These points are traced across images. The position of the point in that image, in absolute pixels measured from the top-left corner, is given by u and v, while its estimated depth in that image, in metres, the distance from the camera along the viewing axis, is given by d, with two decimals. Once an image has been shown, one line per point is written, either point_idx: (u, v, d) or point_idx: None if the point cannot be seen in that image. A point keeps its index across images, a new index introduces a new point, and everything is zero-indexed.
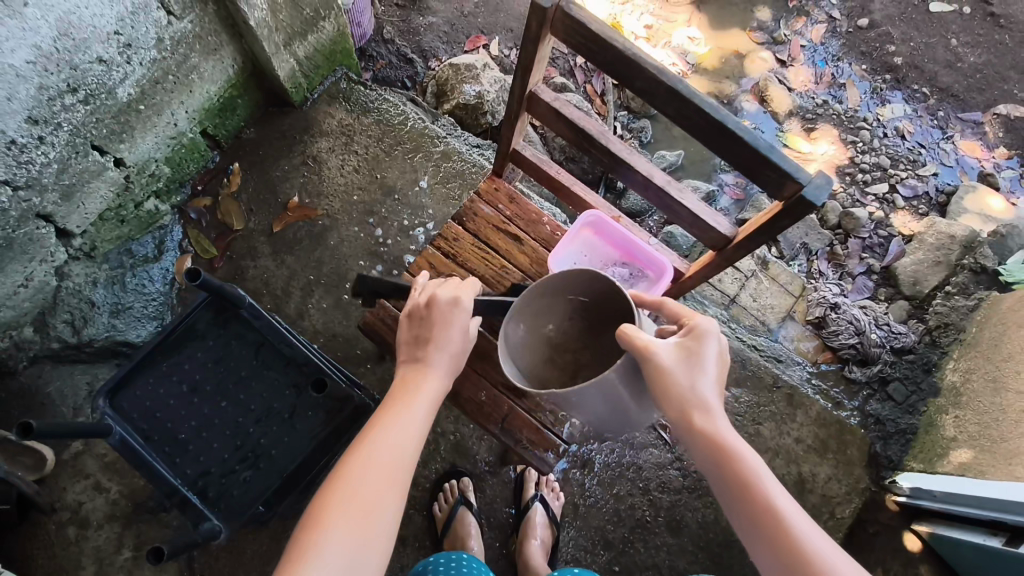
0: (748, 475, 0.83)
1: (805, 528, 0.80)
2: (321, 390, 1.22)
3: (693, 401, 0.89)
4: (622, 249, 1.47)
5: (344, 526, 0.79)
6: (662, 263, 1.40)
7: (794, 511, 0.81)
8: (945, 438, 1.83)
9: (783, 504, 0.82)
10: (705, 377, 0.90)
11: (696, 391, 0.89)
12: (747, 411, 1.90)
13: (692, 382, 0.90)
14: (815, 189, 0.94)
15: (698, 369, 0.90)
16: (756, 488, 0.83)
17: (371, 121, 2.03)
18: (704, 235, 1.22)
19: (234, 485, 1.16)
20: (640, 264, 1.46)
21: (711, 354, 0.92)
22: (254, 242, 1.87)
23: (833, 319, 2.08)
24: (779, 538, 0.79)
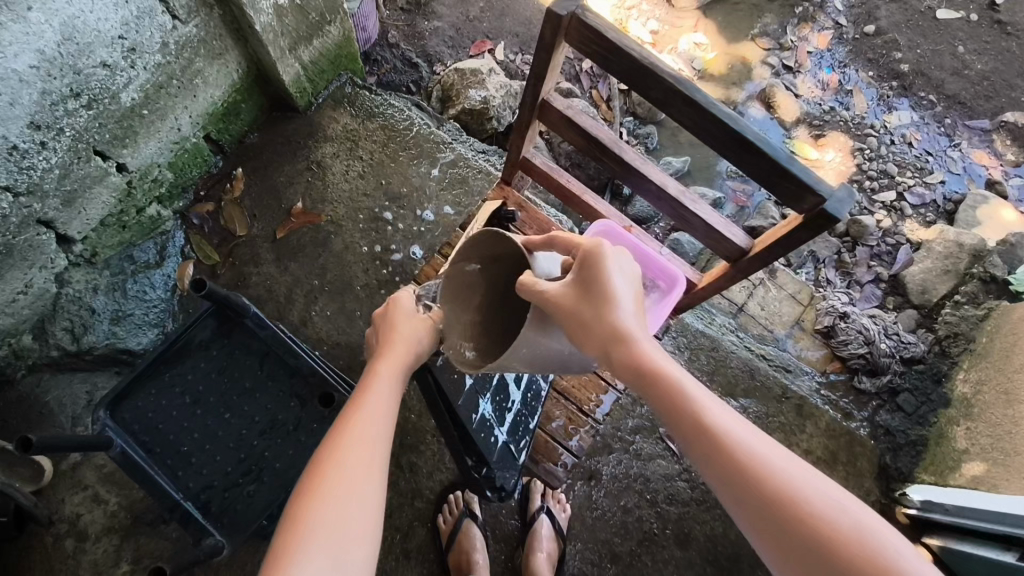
0: (672, 386, 0.80)
1: (738, 427, 0.76)
2: (327, 404, 1.19)
3: (607, 329, 0.87)
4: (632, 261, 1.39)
5: (331, 518, 0.71)
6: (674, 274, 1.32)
7: (725, 417, 0.77)
8: (956, 450, 1.81)
9: (711, 406, 0.78)
10: (615, 303, 0.88)
11: (608, 317, 0.88)
12: (757, 422, 1.87)
13: (600, 309, 0.89)
14: (836, 202, 0.93)
15: (602, 294, 0.89)
16: (684, 399, 0.79)
17: (376, 126, 2.01)
18: (718, 247, 1.20)
19: (238, 499, 1.13)
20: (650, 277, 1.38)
21: (615, 277, 0.91)
22: (257, 247, 1.84)
23: (842, 328, 2.03)
24: (711, 442, 0.75)
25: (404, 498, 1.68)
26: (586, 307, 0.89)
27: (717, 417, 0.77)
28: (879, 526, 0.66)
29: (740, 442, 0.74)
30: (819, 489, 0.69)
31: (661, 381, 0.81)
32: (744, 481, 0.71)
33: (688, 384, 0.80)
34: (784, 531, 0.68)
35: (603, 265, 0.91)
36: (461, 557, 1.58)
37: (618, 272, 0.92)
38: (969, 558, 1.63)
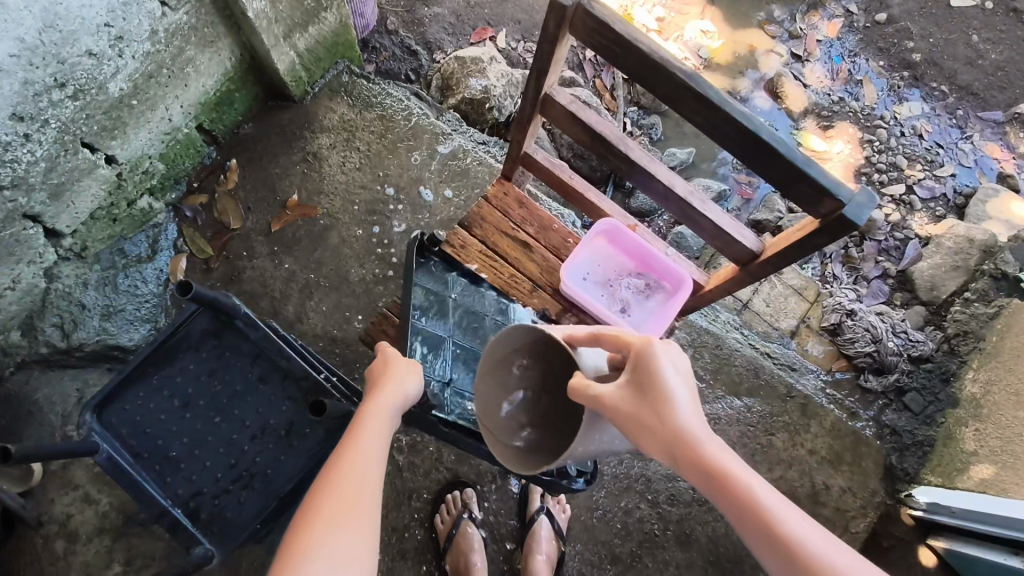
0: (758, 508, 0.70)
1: (839, 557, 0.66)
2: (319, 412, 1.13)
3: (671, 435, 0.77)
4: (635, 258, 1.49)
5: (326, 547, 0.69)
6: (677, 274, 1.42)
7: (810, 533, 0.69)
8: (964, 452, 1.77)
9: (799, 525, 0.69)
10: (677, 404, 0.79)
11: (671, 420, 0.78)
12: (760, 421, 1.84)
13: (661, 412, 0.79)
14: (856, 206, 0.88)
15: (660, 395, 0.80)
16: (771, 525, 0.69)
17: (373, 117, 1.95)
18: (728, 249, 1.15)
19: (228, 506, 1.10)
20: (654, 273, 1.48)
21: (673, 371, 0.82)
22: (252, 241, 1.80)
23: (849, 326, 2.00)
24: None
25: (401, 498, 1.65)
26: (645, 407, 0.80)
27: (812, 546, 0.67)
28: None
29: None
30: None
31: (743, 503, 0.71)
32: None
33: (775, 506, 0.70)
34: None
35: (658, 359, 0.82)
36: (460, 560, 1.56)
37: (674, 365, 0.83)
38: (974, 560, 1.59)
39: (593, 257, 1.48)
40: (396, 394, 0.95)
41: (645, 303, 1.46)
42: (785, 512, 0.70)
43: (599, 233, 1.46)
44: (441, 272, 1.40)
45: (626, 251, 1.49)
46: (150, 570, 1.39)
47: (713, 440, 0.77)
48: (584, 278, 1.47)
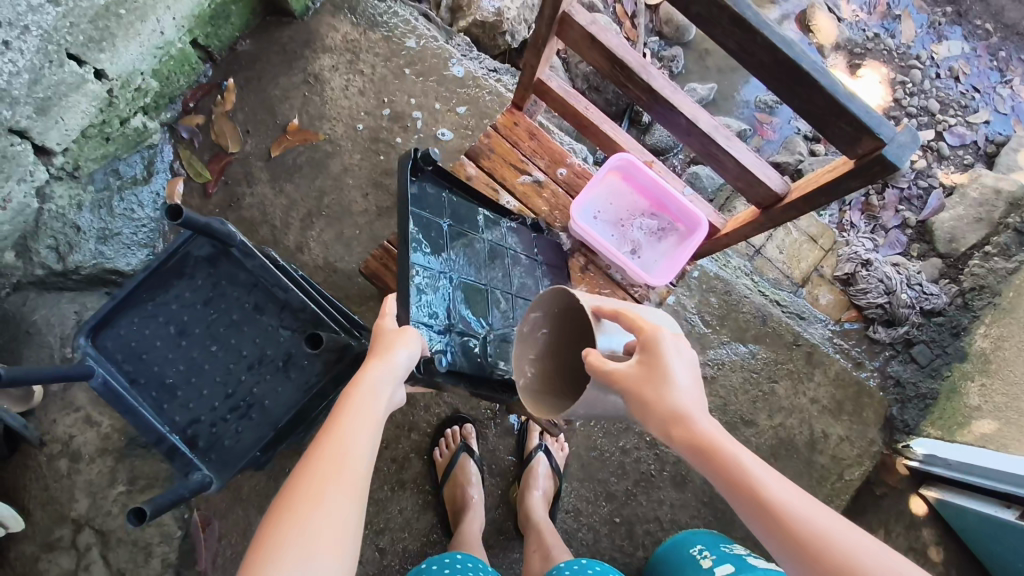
0: (742, 475, 0.76)
1: (817, 515, 0.73)
2: (315, 347, 1.11)
3: (668, 415, 0.81)
4: (650, 198, 1.41)
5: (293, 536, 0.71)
6: (696, 216, 1.34)
7: (796, 502, 0.74)
8: (967, 406, 1.76)
9: (788, 496, 0.75)
10: (675, 385, 0.82)
11: (670, 400, 0.81)
12: (764, 368, 1.82)
13: (660, 394, 0.82)
14: (898, 147, 0.82)
15: (664, 377, 0.83)
16: (752, 489, 0.76)
17: (378, 37, 1.84)
18: (750, 190, 1.09)
19: (226, 435, 1.10)
20: (670, 215, 1.41)
21: (676, 356, 0.84)
22: (251, 166, 1.74)
23: (863, 276, 1.95)
24: (785, 536, 0.72)
25: (400, 431, 1.66)
26: (647, 388, 0.83)
27: (794, 510, 0.73)
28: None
29: (821, 534, 0.71)
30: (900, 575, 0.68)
31: (730, 471, 0.77)
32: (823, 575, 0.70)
33: (759, 473, 0.76)
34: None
35: (664, 345, 0.84)
36: (456, 492, 1.58)
37: (678, 351, 0.86)
38: (964, 510, 1.61)
39: (605, 195, 1.41)
40: (384, 369, 0.89)
41: (656, 245, 1.40)
42: (770, 479, 0.76)
43: (613, 168, 1.38)
44: (435, 193, 1.16)
45: (641, 190, 1.42)
46: (153, 490, 1.42)
47: (707, 415, 0.82)
48: (595, 216, 1.41)
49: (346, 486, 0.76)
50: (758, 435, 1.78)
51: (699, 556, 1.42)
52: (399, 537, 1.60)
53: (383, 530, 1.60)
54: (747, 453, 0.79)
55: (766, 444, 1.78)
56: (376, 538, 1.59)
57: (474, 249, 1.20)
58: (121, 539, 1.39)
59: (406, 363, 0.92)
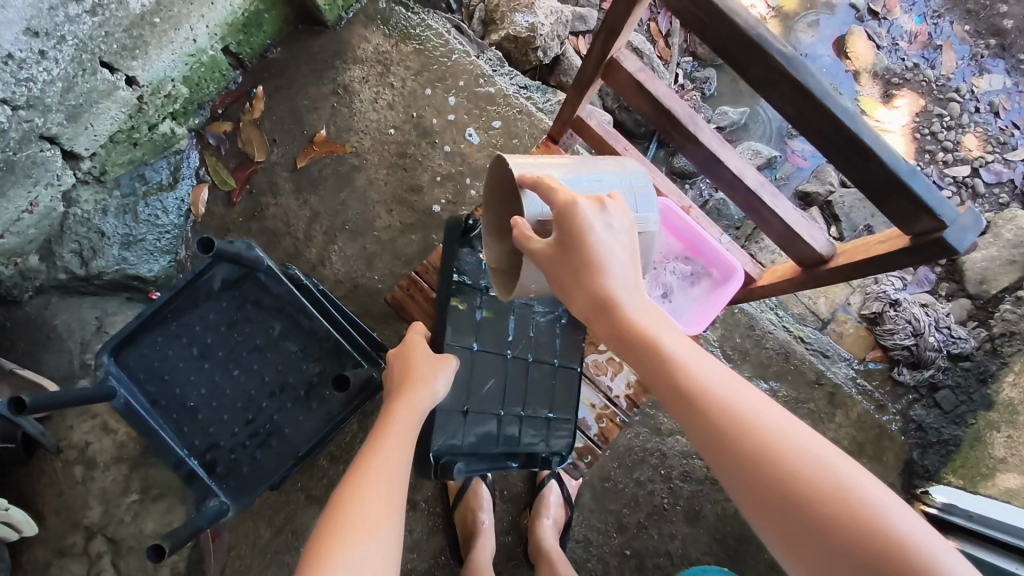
0: (657, 352, 0.80)
1: (735, 389, 0.77)
2: (342, 388, 1.05)
3: (587, 292, 0.86)
4: (684, 241, 1.34)
5: (350, 540, 0.75)
6: (731, 265, 1.29)
7: (697, 368, 0.79)
8: (992, 457, 1.72)
9: (687, 359, 0.79)
10: (597, 265, 0.85)
11: (592, 282, 0.85)
12: (784, 406, 1.79)
13: (579, 270, 0.86)
14: (959, 231, 0.78)
15: (583, 255, 0.85)
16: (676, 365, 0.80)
17: (410, 50, 1.82)
18: (793, 248, 1.05)
19: (244, 462, 1.09)
20: (704, 260, 1.34)
21: (602, 228, 0.87)
22: (276, 176, 1.73)
23: (891, 316, 1.90)
24: (694, 411, 0.77)
25: None
26: (568, 266, 0.87)
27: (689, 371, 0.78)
28: (876, 487, 0.69)
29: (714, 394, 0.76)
30: (817, 455, 0.71)
31: (654, 350, 0.80)
32: (733, 448, 0.73)
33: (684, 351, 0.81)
34: (779, 494, 0.71)
35: (586, 219, 0.86)
36: (467, 516, 1.56)
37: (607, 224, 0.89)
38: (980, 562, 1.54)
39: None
40: (425, 395, 1.01)
41: (688, 292, 1.34)
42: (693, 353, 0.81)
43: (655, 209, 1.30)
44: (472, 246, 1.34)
45: (677, 233, 1.34)
46: (166, 500, 1.41)
47: (635, 291, 0.86)
48: None
49: (393, 504, 0.82)
50: None
51: None
52: (407, 558, 1.59)
53: None
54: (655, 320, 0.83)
55: None
56: None
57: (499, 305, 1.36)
58: (132, 547, 1.38)
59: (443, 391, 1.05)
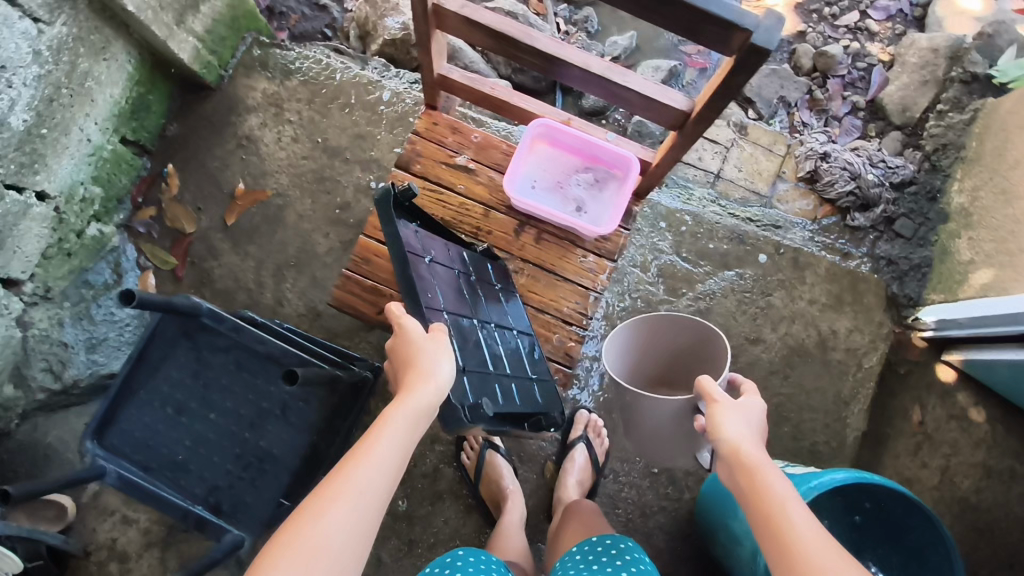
0: (762, 484, 0.91)
1: (826, 555, 0.81)
2: (294, 381, 1.13)
3: (721, 447, 0.98)
4: (580, 153, 1.44)
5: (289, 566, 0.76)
6: (626, 157, 1.37)
7: (796, 512, 0.87)
8: (960, 263, 1.77)
9: (789, 498, 0.89)
10: (734, 433, 0.98)
11: (723, 441, 0.98)
12: (755, 285, 1.83)
13: (721, 426, 1.00)
14: (765, 32, 0.86)
15: (720, 426, 1.01)
16: (791, 537, 0.84)
17: (297, 84, 1.88)
18: (660, 116, 1.13)
19: (246, 492, 1.13)
20: (603, 165, 1.44)
21: (736, 419, 1.02)
22: (212, 240, 1.78)
23: (825, 169, 1.93)
24: (783, 551, 0.84)
25: (425, 446, 1.69)
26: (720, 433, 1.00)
27: (791, 514, 0.86)
28: None
29: (799, 534, 0.84)
30: None
31: (760, 492, 0.90)
32: None
33: (803, 526, 0.84)
34: None
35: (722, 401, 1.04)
36: (490, 484, 1.60)
37: (741, 420, 1.02)
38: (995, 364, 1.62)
39: (539, 163, 1.44)
40: (423, 392, 0.94)
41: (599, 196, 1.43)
42: (809, 526, 0.84)
43: (540, 134, 1.42)
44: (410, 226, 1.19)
45: (573, 150, 1.44)
46: None
47: (761, 454, 0.96)
48: (532, 185, 1.43)
49: (359, 515, 0.81)
50: (768, 350, 1.79)
51: None
52: (452, 547, 1.63)
53: (435, 545, 1.63)
54: (776, 472, 0.92)
55: (779, 356, 1.79)
56: (430, 553, 1.62)
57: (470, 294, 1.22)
58: None
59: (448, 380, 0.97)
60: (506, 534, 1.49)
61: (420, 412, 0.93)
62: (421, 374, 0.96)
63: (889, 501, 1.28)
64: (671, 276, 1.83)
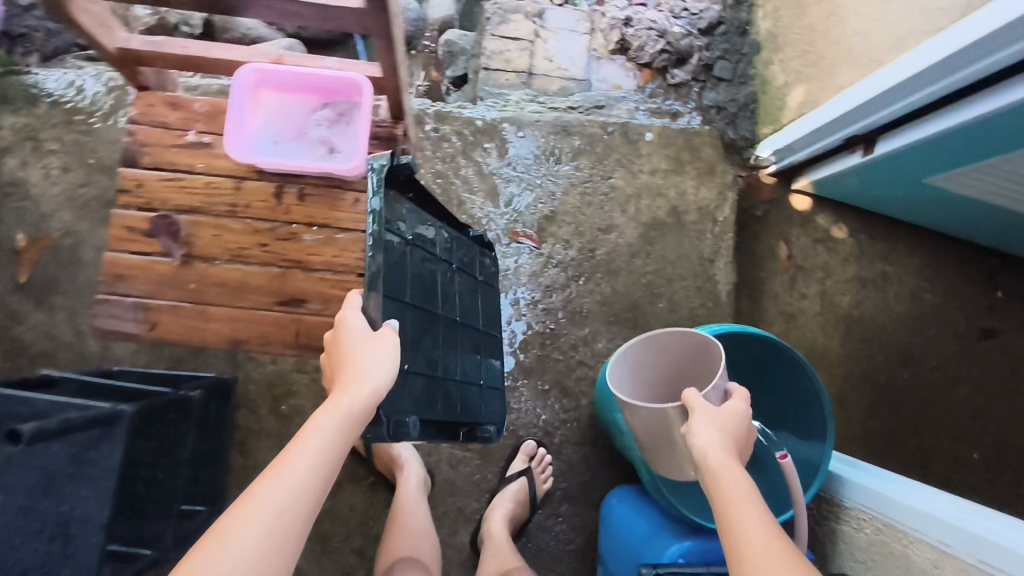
0: (715, 474, 0.82)
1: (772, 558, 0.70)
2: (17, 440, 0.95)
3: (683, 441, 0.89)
4: (311, 92, 1.43)
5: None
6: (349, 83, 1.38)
7: (748, 510, 0.77)
8: (778, 88, 1.74)
9: (741, 488, 0.79)
10: (692, 417, 0.89)
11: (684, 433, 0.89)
12: (594, 172, 1.76)
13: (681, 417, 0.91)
14: None
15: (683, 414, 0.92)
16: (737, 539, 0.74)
17: (47, 108, 1.68)
18: (346, 21, 1.11)
19: (63, 562, 1.03)
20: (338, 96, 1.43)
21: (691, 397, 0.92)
22: (9, 304, 1.60)
23: (632, 35, 1.86)
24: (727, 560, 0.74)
25: None
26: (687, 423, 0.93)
27: (740, 513, 0.76)
28: None
29: (743, 537, 0.74)
30: None
31: (719, 491, 0.80)
32: None
33: (753, 526, 0.74)
34: None
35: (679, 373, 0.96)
36: (385, 459, 1.54)
37: (717, 417, 0.89)
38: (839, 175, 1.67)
39: (271, 112, 1.43)
40: (354, 393, 0.90)
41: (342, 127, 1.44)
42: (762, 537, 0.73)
43: (259, 83, 1.40)
44: (398, 211, 1.17)
45: (300, 88, 1.43)
46: None
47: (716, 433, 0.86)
48: (274, 140, 1.44)
49: (273, 528, 0.78)
50: (624, 233, 1.75)
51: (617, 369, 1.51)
52: (368, 529, 1.58)
53: (350, 534, 1.57)
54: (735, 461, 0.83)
55: (635, 236, 1.75)
56: (347, 544, 1.57)
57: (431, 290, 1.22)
58: None
59: (382, 384, 0.93)
60: (408, 509, 1.42)
61: (352, 416, 0.89)
62: (355, 379, 0.92)
63: (753, 343, 1.30)
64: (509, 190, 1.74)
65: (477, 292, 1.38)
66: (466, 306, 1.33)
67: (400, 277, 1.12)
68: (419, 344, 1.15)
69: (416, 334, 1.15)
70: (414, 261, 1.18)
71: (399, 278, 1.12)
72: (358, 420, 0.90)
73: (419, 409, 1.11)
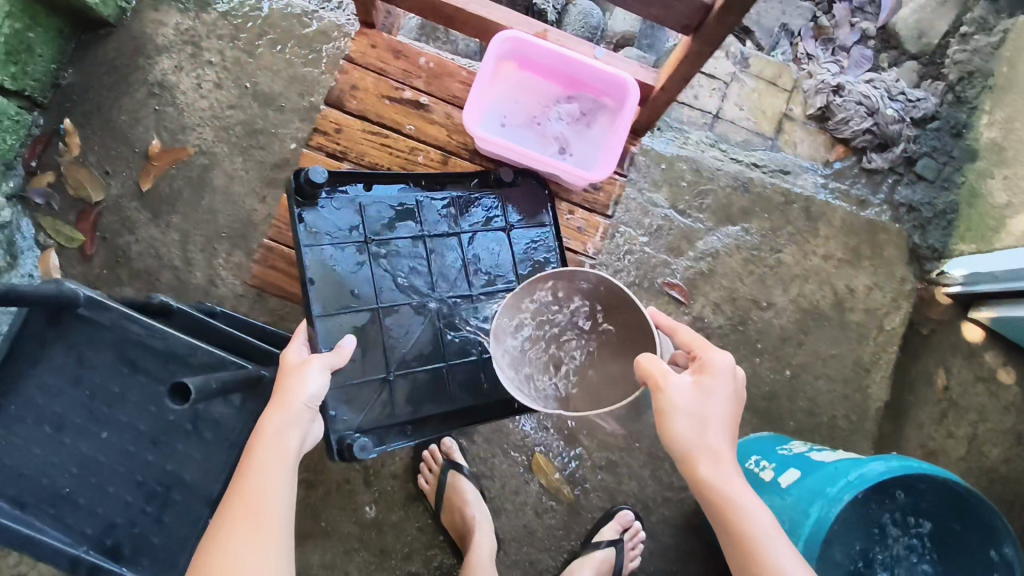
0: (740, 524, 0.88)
1: None
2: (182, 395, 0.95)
3: (681, 452, 0.91)
4: (558, 80, 1.37)
5: None
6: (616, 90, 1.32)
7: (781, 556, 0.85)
8: (995, 207, 1.59)
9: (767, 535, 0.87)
10: (683, 433, 0.90)
11: (680, 447, 0.91)
12: (764, 241, 1.60)
13: (685, 430, 0.90)
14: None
15: (695, 422, 0.90)
16: None
17: (216, 16, 1.54)
18: (676, 13, 1.03)
19: (151, 531, 0.96)
20: (591, 95, 1.38)
21: (729, 470, 0.91)
22: (126, 210, 1.48)
23: (838, 105, 1.68)
24: None
25: None
26: (682, 421, 0.90)
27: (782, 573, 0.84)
28: None
29: None
30: None
31: (727, 517, 0.89)
32: None
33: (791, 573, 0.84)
34: None
35: (718, 415, 0.92)
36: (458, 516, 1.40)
37: (692, 415, 0.90)
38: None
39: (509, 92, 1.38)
40: (286, 402, 0.90)
41: (582, 132, 1.38)
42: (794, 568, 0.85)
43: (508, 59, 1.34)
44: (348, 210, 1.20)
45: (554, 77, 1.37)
46: None
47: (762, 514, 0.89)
48: (502, 121, 1.38)
49: (275, 533, 0.82)
50: (779, 314, 1.58)
51: (756, 468, 1.32)
52: (430, 555, 1.46)
53: (410, 554, 1.46)
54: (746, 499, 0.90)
55: (791, 321, 1.58)
56: (405, 564, 1.45)
57: (424, 273, 1.24)
58: None
59: (322, 386, 0.93)
60: None
61: (297, 425, 0.89)
62: (286, 389, 0.91)
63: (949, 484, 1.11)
64: (669, 234, 1.58)
65: (507, 242, 1.29)
66: (490, 268, 1.27)
67: (373, 278, 1.20)
68: (404, 345, 1.19)
69: (400, 332, 1.19)
70: (391, 253, 1.22)
71: (357, 286, 1.18)
72: (305, 425, 0.90)
73: (418, 408, 1.17)
